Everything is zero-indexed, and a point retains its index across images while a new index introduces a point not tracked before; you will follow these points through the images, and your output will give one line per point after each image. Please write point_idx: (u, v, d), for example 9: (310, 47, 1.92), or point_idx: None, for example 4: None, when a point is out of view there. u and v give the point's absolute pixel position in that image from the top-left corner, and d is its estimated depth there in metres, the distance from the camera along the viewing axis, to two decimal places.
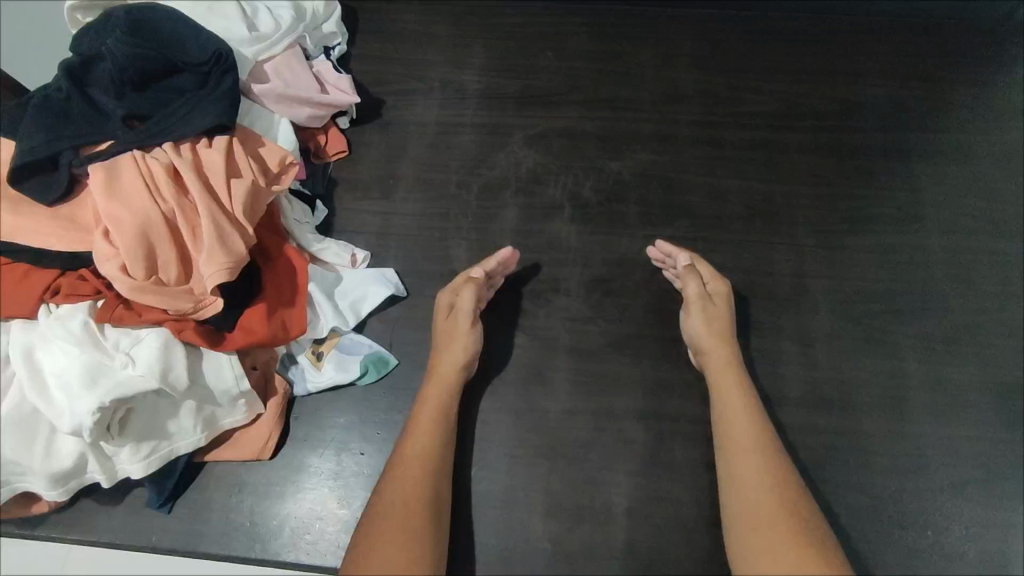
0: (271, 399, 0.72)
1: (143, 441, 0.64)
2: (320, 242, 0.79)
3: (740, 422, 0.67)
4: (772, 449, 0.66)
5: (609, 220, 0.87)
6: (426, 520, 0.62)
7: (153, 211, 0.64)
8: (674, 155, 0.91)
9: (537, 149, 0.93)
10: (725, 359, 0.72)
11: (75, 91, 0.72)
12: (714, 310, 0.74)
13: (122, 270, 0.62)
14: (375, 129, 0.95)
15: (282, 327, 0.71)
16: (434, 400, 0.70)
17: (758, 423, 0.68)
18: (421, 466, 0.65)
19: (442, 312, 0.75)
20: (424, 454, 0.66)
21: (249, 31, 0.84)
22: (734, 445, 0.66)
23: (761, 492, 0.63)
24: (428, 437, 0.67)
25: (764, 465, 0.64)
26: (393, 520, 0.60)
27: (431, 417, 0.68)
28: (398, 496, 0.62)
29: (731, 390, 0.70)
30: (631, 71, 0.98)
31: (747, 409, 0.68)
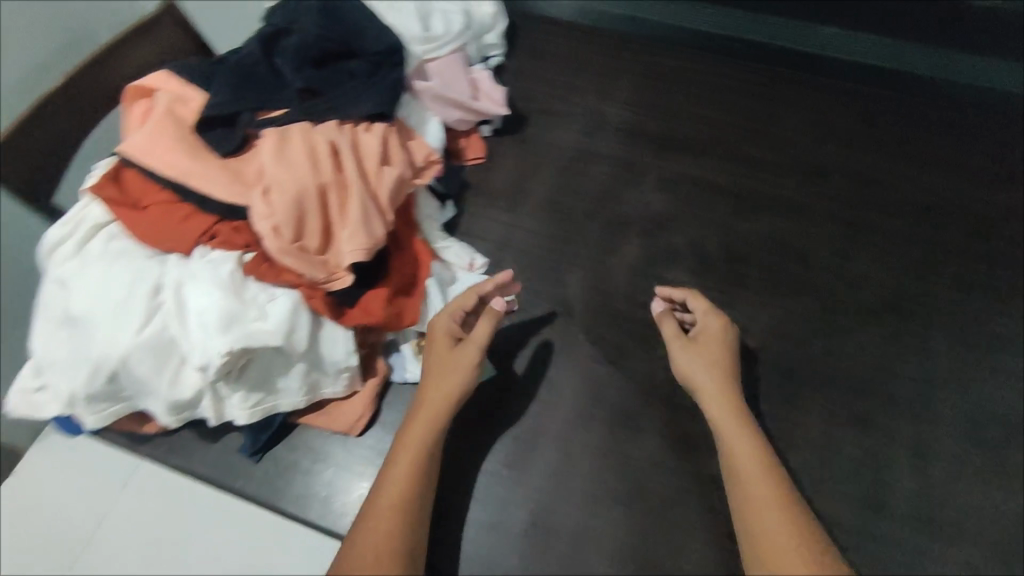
0: (370, 379, 0.75)
1: (253, 392, 0.68)
2: (445, 240, 0.83)
3: (746, 461, 0.63)
4: (767, 481, 0.61)
5: (727, 279, 0.85)
6: (412, 521, 0.61)
7: (311, 181, 0.69)
8: (807, 228, 0.89)
9: (668, 194, 0.92)
10: (721, 403, 0.68)
11: (264, 59, 0.79)
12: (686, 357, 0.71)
13: (274, 230, 0.67)
14: (514, 143, 0.97)
15: (397, 315, 0.73)
16: (436, 395, 0.68)
17: (756, 461, 0.63)
18: (414, 464, 0.64)
19: (443, 334, 0.71)
20: (415, 451, 0.65)
21: (422, 29, 0.89)
22: (750, 489, 0.61)
23: (779, 537, 0.57)
24: (416, 432, 0.66)
25: (778, 506, 0.59)
26: (379, 521, 0.59)
27: (428, 410, 0.67)
28: (390, 496, 0.61)
29: (746, 440, 0.64)
30: (776, 136, 0.96)
31: (755, 454, 0.63)
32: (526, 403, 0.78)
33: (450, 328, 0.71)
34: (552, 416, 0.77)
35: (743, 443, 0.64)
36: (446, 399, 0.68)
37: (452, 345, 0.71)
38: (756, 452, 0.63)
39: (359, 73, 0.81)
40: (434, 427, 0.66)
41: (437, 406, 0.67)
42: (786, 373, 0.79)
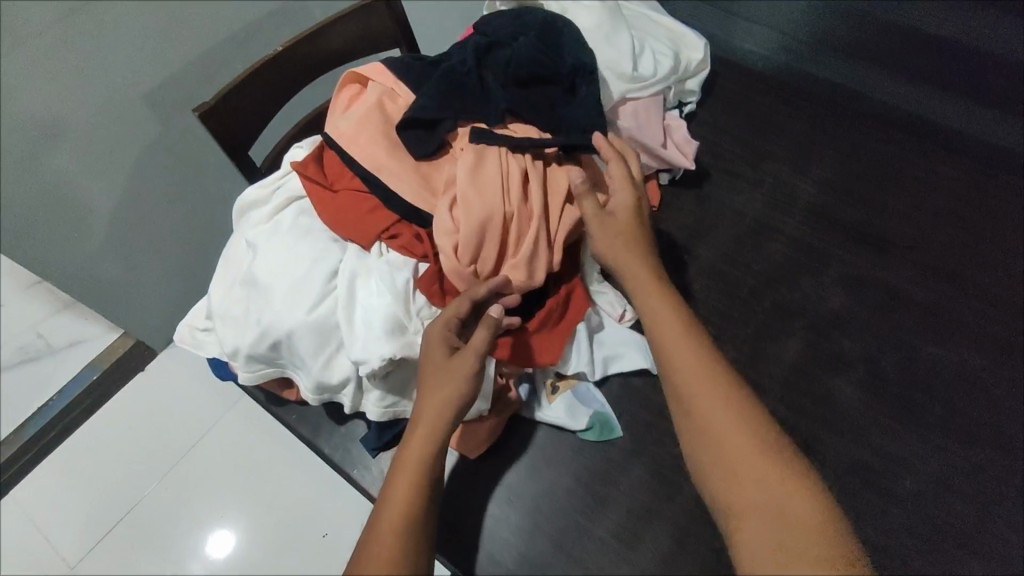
0: (499, 408, 0.75)
1: (392, 393, 0.70)
2: (600, 285, 0.79)
3: (707, 396, 0.58)
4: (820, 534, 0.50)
5: (898, 403, 0.77)
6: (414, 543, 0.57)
7: (499, 209, 0.69)
8: (1002, 371, 0.78)
9: (847, 292, 0.84)
10: (718, 387, 0.58)
11: (473, 72, 0.79)
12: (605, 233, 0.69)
13: (453, 249, 0.68)
14: (691, 198, 0.93)
15: (538, 352, 0.73)
16: (430, 400, 0.63)
17: (788, 484, 0.53)
18: (410, 483, 0.60)
19: (437, 342, 0.64)
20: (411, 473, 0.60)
21: (632, 68, 0.87)
22: (780, 538, 0.51)
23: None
24: (416, 450, 0.61)
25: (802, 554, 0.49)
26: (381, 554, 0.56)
27: (426, 423, 0.62)
28: (386, 523, 0.58)
29: (729, 422, 0.56)
30: (986, 257, 0.86)
31: (742, 448, 0.55)
32: (646, 475, 0.75)
33: (438, 335, 0.64)
34: (670, 499, 0.73)
35: (755, 461, 0.54)
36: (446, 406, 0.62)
37: (451, 359, 0.64)
38: (787, 480, 0.53)
39: (559, 104, 0.80)
40: (433, 439, 0.62)
41: (438, 412, 0.62)
42: (944, 529, 0.70)
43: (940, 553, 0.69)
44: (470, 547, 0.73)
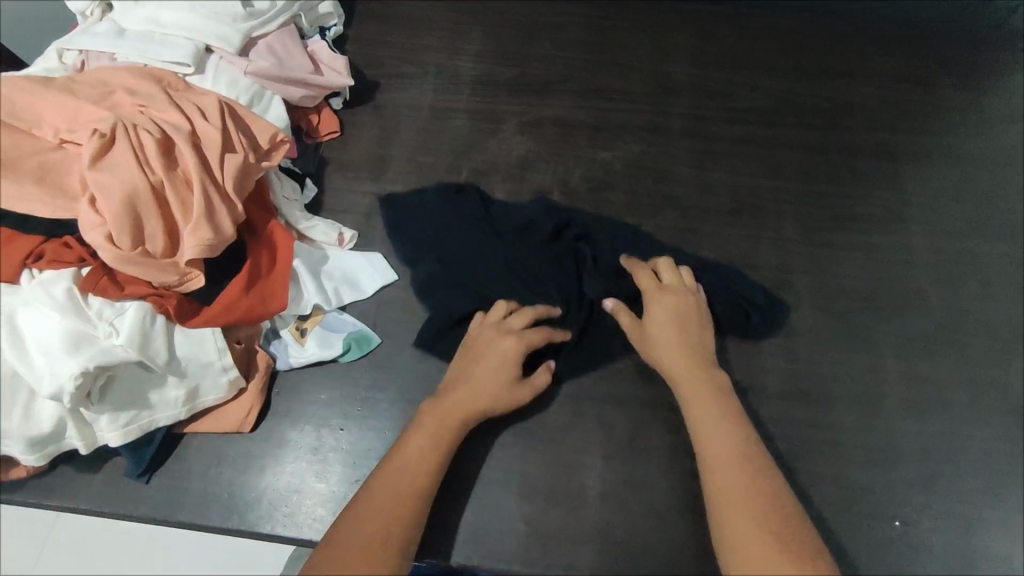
0: (254, 375, 0.73)
1: (122, 410, 0.65)
2: (309, 220, 0.80)
3: (720, 452, 0.62)
4: (750, 469, 0.61)
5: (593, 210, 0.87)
6: (413, 517, 0.60)
7: (141, 181, 0.65)
8: (663, 146, 0.90)
9: (529, 136, 0.91)
10: (688, 371, 0.69)
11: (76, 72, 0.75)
12: (656, 329, 0.73)
13: (108, 239, 0.63)
14: (368, 112, 0.94)
15: (262, 301, 0.71)
16: (467, 386, 0.68)
17: (732, 428, 0.64)
18: (426, 447, 0.64)
19: (511, 362, 0.70)
20: (433, 431, 0.65)
21: (243, 7, 0.83)
22: (722, 477, 0.61)
23: (748, 521, 0.57)
24: (434, 420, 0.66)
25: (744, 496, 0.59)
26: (384, 509, 0.59)
27: (455, 404, 0.67)
28: (397, 475, 0.62)
29: (709, 394, 0.67)
30: (625, 63, 0.96)
31: (716, 405, 0.66)
32: (416, 364, 0.77)
33: (500, 351, 0.70)
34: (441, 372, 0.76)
35: (726, 433, 0.64)
36: (480, 400, 0.68)
37: (496, 368, 0.69)
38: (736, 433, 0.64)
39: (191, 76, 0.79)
40: (458, 424, 0.66)
41: (466, 395, 0.68)
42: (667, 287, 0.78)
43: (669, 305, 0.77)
44: (278, 513, 0.70)
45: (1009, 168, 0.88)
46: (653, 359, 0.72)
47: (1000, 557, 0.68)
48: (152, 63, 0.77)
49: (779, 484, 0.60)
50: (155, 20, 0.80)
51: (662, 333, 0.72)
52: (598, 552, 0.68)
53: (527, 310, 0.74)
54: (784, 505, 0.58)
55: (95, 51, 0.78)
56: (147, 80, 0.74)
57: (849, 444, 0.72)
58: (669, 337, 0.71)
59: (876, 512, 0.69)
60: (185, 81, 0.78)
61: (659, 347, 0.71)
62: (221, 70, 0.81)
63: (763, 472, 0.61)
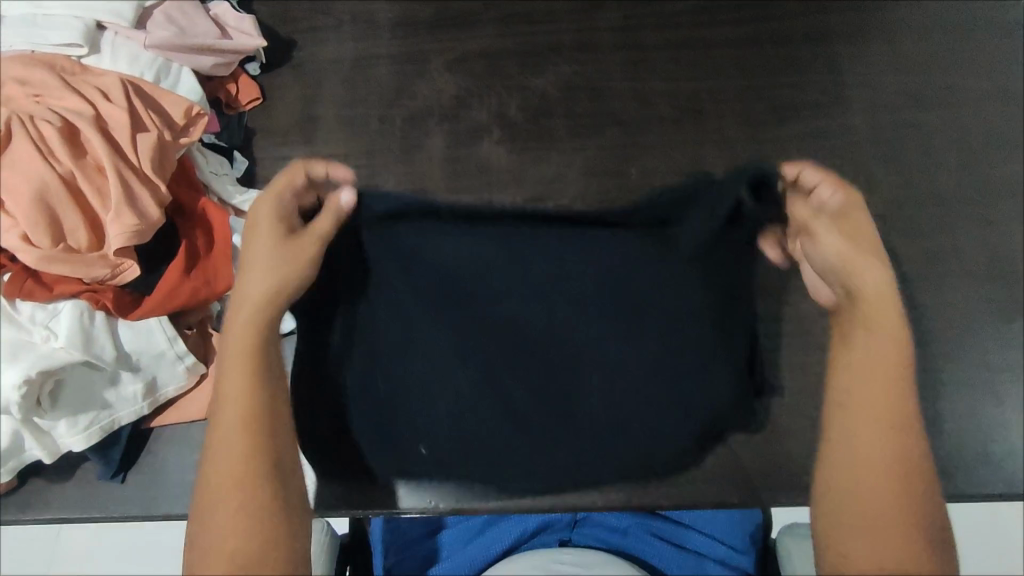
0: (212, 359, 0.71)
1: (80, 414, 0.63)
2: (244, 194, 0.78)
3: (875, 398, 0.57)
4: (896, 414, 0.56)
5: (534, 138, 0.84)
6: (280, 476, 0.53)
7: (48, 174, 0.61)
8: (598, 64, 0.87)
9: (458, 73, 0.88)
10: (873, 284, 0.68)
11: None
12: (826, 244, 0.72)
13: (25, 240, 0.60)
14: (287, 72, 0.89)
15: (205, 283, 0.69)
16: (247, 319, 0.63)
17: (889, 374, 0.59)
18: (247, 405, 0.55)
19: (275, 227, 0.71)
20: (252, 390, 0.57)
21: None
22: (858, 410, 0.57)
23: (875, 456, 0.54)
24: (240, 380, 0.57)
25: (875, 420, 0.56)
26: (227, 483, 0.51)
27: (249, 348, 0.60)
28: (234, 442, 0.53)
29: (885, 342, 0.62)
30: None
31: (885, 321, 0.64)
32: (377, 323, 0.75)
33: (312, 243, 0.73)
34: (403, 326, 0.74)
35: (880, 379, 0.59)
36: (263, 334, 0.62)
37: (278, 253, 0.69)
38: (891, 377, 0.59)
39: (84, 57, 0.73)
40: (263, 345, 0.61)
41: (255, 335, 0.62)
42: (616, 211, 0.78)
43: (620, 237, 0.78)
44: None
45: (948, 32, 0.86)
46: (855, 271, 0.69)
47: (963, 415, 0.70)
48: (39, 49, 0.71)
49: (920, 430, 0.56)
50: (36, 1, 0.74)
51: (852, 258, 0.70)
52: (583, 475, 0.69)
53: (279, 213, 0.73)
54: (918, 453, 0.54)
55: None
56: (36, 66, 0.69)
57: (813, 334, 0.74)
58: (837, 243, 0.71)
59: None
60: (79, 63, 0.72)
61: (853, 272, 0.69)
62: (117, 48, 0.75)
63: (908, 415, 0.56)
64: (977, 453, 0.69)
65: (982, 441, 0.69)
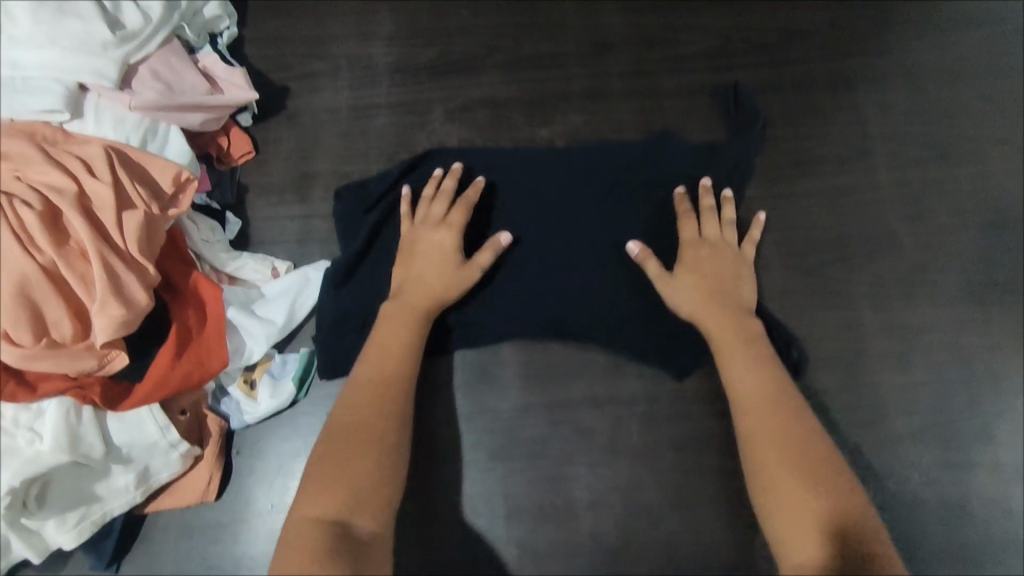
0: (207, 441, 0.69)
1: (68, 511, 0.60)
2: (237, 259, 0.74)
3: (751, 386, 0.62)
4: (767, 388, 0.61)
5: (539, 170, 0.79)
6: (387, 473, 0.58)
7: (28, 265, 0.57)
8: (606, 113, 0.83)
9: (460, 124, 0.84)
10: (718, 310, 0.67)
11: None
12: (716, 257, 0.70)
13: (5, 338, 0.56)
14: (282, 123, 0.85)
15: (198, 363, 0.66)
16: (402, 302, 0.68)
17: (760, 383, 0.62)
18: (369, 408, 0.61)
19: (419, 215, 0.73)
20: (377, 391, 0.63)
21: (113, 31, 0.71)
22: (742, 400, 0.62)
23: (781, 464, 0.55)
24: (375, 377, 0.64)
25: (763, 408, 0.60)
26: (331, 476, 0.56)
27: (391, 346, 0.66)
28: (347, 436, 0.59)
29: (732, 342, 0.65)
30: (554, 22, 0.87)
31: (735, 327, 0.66)
32: None
33: (430, 246, 0.70)
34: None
35: (756, 383, 0.62)
36: (404, 325, 0.67)
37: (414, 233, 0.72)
38: (763, 379, 0.62)
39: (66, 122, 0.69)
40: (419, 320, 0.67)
41: (410, 322, 0.67)
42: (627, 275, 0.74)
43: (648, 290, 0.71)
44: None
45: (974, 80, 0.82)
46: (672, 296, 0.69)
47: (989, 497, 0.67)
48: (18, 116, 0.67)
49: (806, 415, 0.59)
50: (12, 63, 0.67)
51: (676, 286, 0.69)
52: (595, 563, 0.66)
53: (445, 196, 0.73)
54: (806, 443, 0.57)
55: None
56: (17, 138, 0.65)
57: (836, 408, 0.70)
58: (693, 280, 0.69)
59: (870, 471, 0.68)
60: (64, 130, 0.69)
61: (696, 300, 0.68)
62: (101, 110, 0.71)
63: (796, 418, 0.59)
64: (1006, 537, 0.67)
65: (1012, 524, 0.67)
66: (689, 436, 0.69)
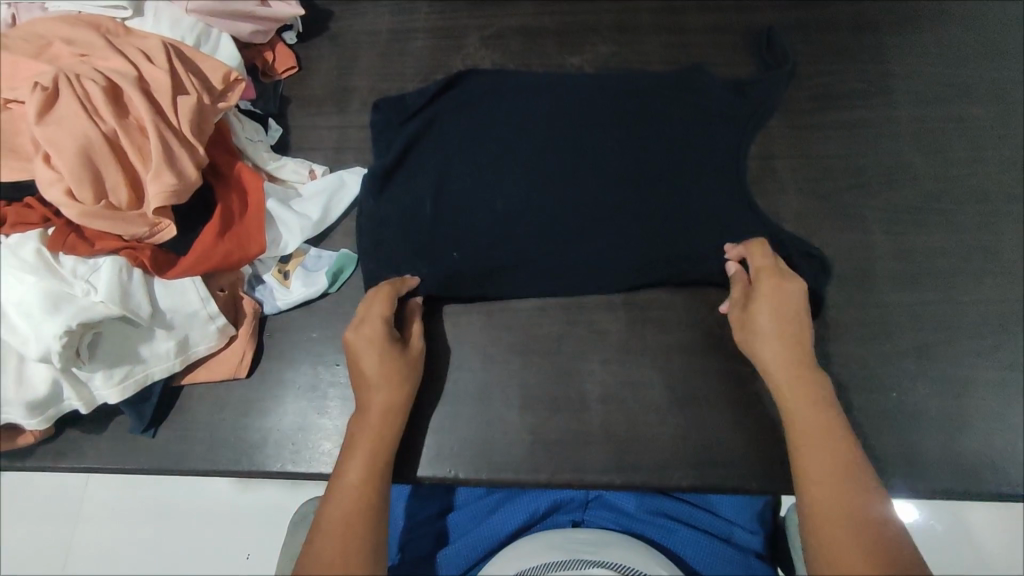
0: (243, 321, 0.73)
1: (116, 366, 0.65)
2: (278, 160, 0.79)
3: (804, 413, 0.60)
4: (820, 423, 0.59)
5: (565, 91, 0.79)
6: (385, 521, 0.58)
7: (92, 132, 0.62)
8: (634, 44, 0.86)
9: (493, 50, 0.87)
10: (788, 346, 0.63)
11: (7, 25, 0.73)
12: (766, 324, 0.65)
13: (68, 195, 0.61)
14: (325, 42, 0.90)
15: (237, 246, 0.70)
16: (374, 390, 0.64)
17: (791, 369, 0.62)
18: (368, 456, 0.60)
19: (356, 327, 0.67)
20: (374, 439, 0.62)
21: None
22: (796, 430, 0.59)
23: (828, 476, 0.55)
24: (372, 430, 0.62)
25: (814, 442, 0.58)
26: (338, 529, 0.55)
27: (376, 412, 0.63)
28: (359, 485, 0.58)
29: (790, 364, 0.63)
30: None
31: (796, 355, 0.63)
32: None
33: (370, 352, 0.66)
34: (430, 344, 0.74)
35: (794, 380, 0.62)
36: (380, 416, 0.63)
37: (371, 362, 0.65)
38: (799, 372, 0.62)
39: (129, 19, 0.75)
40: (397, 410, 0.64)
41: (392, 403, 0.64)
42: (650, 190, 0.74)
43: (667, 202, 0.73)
44: (287, 449, 0.71)
45: (997, 24, 0.83)
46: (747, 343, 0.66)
47: (993, 413, 0.69)
48: (85, 8, 0.73)
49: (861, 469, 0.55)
50: None
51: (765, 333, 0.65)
52: (603, 453, 0.69)
53: (367, 294, 0.69)
54: (842, 443, 0.57)
55: (24, 3, 0.73)
56: (83, 27, 0.70)
57: (845, 323, 0.72)
58: (774, 325, 0.64)
59: (874, 383, 0.70)
60: (125, 25, 0.74)
61: (756, 341, 0.65)
62: (160, 11, 0.76)
63: (829, 418, 0.59)
64: (1007, 452, 0.68)
65: (1017, 440, 0.68)
66: (698, 341, 0.72)
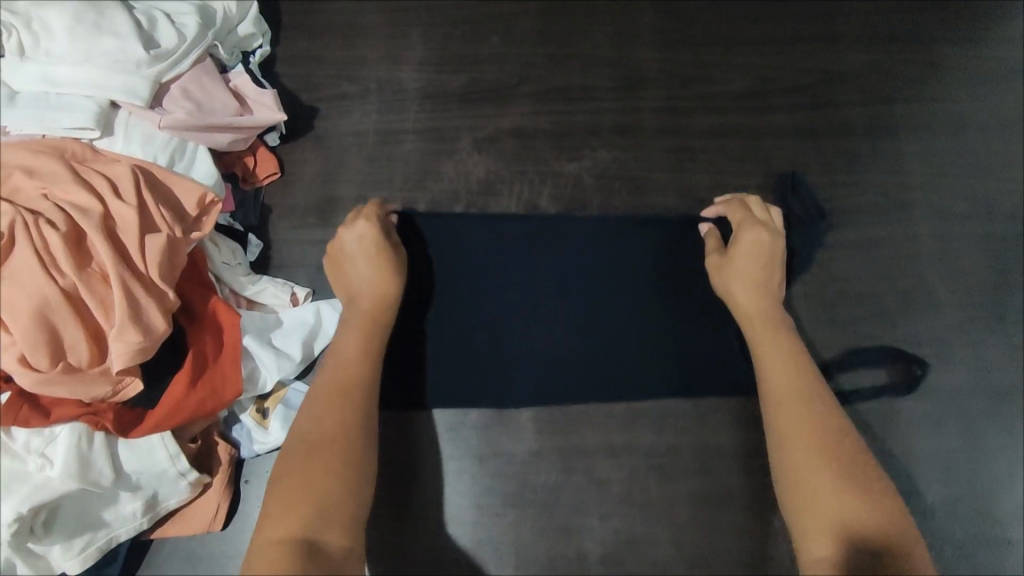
0: (217, 467, 0.67)
1: (75, 536, 0.60)
2: (257, 284, 0.73)
3: (779, 378, 0.61)
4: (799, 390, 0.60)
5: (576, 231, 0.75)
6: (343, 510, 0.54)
7: (50, 289, 0.57)
8: (637, 150, 0.82)
9: (488, 154, 0.82)
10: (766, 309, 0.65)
11: None
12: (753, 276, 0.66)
13: (22, 361, 0.56)
14: (308, 145, 0.84)
15: (212, 392, 0.65)
16: (344, 360, 0.62)
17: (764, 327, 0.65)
18: (328, 428, 0.58)
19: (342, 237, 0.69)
20: (333, 416, 0.59)
21: (147, 50, 0.71)
22: (775, 400, 0.60)
23: (801, 434, 0.57)
24: (327, 411, 0.59)
25: (793, 402, 0.59)
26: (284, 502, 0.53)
27: (334, 390, 0.61)
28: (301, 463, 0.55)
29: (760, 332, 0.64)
30: (588, 54, 0.85)
31: (764, 328, 0.65)
32: None
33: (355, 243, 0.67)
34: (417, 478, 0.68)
35: (777, 347, 0.63)
36: (348, 387, 0.61)
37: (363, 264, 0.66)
38: (791, 358, 0.62)
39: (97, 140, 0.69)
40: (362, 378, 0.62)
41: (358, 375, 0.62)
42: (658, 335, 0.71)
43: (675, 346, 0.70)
44: None
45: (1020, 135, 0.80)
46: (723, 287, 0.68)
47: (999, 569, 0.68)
48: (50, 132, 0.67)
49: (846, 434, 0.56)
50: (46, 77, 0.68)
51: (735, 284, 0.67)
52: None
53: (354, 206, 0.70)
54: (831, 418, 0.58)
55: None
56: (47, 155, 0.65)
57: None
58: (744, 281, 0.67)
59: None
60: (92, 146, 0.69)
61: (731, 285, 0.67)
62: (131, 128, 0.71)
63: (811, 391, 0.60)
64: None
65: None
66: (708, 493, 0.68)
